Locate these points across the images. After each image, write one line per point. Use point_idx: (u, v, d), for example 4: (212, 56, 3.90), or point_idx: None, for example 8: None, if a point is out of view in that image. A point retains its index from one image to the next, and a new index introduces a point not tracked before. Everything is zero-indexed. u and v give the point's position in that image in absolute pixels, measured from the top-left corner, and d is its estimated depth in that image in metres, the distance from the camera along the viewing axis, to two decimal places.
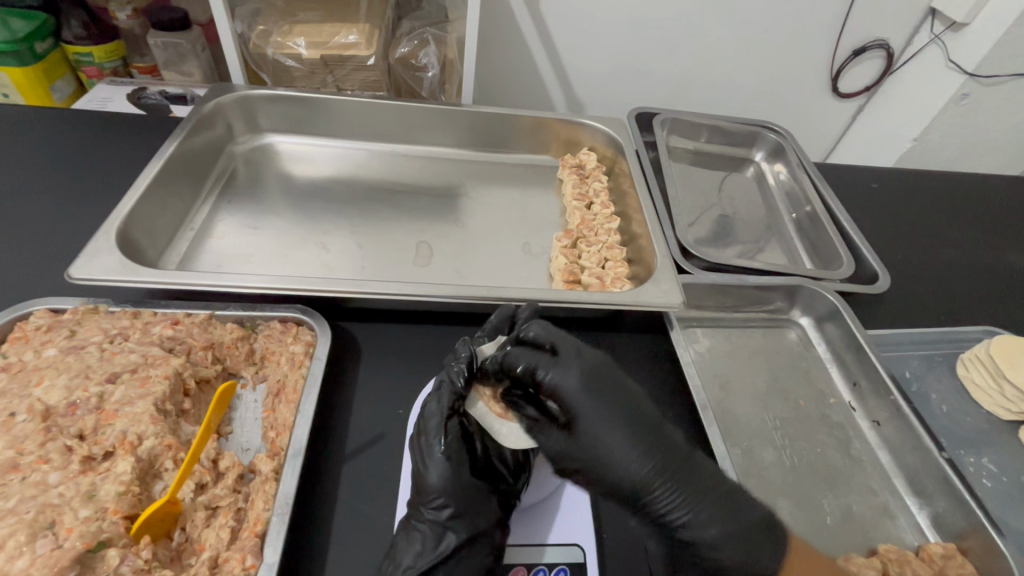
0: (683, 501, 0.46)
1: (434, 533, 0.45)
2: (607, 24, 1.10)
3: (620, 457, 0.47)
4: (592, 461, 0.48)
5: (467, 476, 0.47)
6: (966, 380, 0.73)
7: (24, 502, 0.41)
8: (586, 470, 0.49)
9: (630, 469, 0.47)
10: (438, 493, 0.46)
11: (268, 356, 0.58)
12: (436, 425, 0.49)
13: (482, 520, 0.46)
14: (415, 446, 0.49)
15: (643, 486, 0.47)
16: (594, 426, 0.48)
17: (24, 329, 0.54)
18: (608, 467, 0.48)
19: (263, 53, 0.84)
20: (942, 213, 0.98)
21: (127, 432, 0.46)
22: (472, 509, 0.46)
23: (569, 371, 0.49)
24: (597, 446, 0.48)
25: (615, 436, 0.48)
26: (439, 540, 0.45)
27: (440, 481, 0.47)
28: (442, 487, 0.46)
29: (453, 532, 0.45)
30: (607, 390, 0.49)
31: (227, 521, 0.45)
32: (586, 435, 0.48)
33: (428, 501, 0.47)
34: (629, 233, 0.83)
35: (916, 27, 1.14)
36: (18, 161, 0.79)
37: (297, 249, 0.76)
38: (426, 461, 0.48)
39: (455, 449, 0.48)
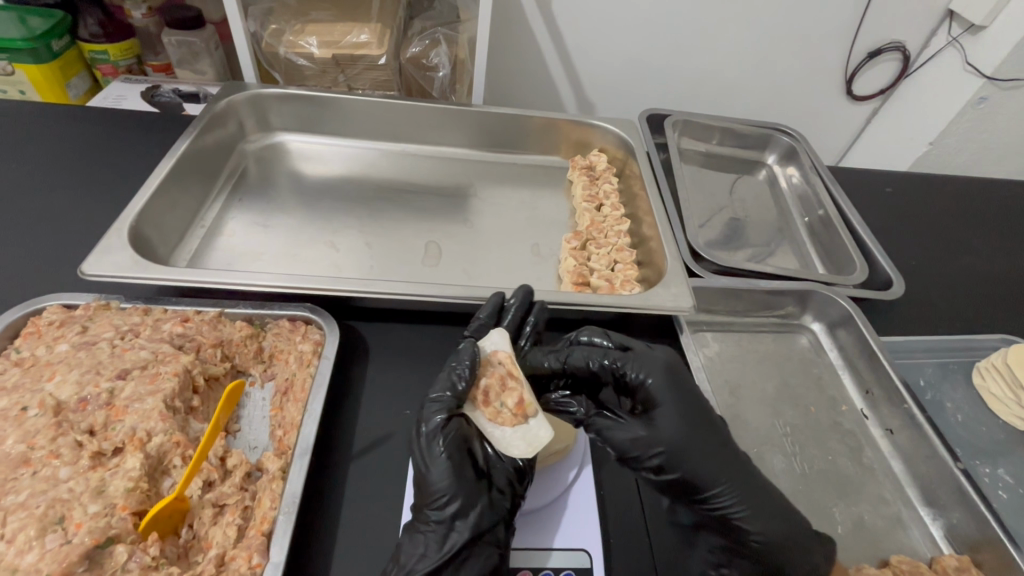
0: (741, 479, 0.49)
1: (439, 533, 0.45)
2: (619, 25, 1.10)
3: (696, 436, 0.50)
4: (674, 445, 0.49)
5: (469, 476, 0.48)
6: (982, 389, 0.71)
7: (34, 496, 0.41)
8: (669, 454, 0.49)
9: (699, 478, 0.48)
10: (442, 491, 0.46)
11: (276, 354, 0.58)
12: (435, 424, 0.49)
13: (485, 518, 0.46)
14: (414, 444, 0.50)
15: (712, 468, 0.49)
16: (674, 408, 0.51)
17: (37, 324, 0.54)
18: (688, 454, 0.49)
19: (275, 52, 0.84)
20: (959, 218, 0.97)
21: (137, 428, 0.46)
22: (475, 507, 0.46)
23: (651, 365, 0.53)
24: (677, 431, 0.50)
25: (684, 445, 0.49)
26: (445, 540, 0.45)
27: (444, 481, 0.47)
28: (445, 485, 0.46)
29: (458, 531, 0.45)
30: (674, 399, 0.51)
31: (234, 519, 0.45)
32: (667, 418, 0.50)
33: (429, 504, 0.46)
34: (639, 235, 0.82)
35: (933, 29, 1.13)
36: (34, 157, 0.80)
37: (307, 247, 0.77)
38: (425, 462, 0.48)
39: (453, 449, 0.48)
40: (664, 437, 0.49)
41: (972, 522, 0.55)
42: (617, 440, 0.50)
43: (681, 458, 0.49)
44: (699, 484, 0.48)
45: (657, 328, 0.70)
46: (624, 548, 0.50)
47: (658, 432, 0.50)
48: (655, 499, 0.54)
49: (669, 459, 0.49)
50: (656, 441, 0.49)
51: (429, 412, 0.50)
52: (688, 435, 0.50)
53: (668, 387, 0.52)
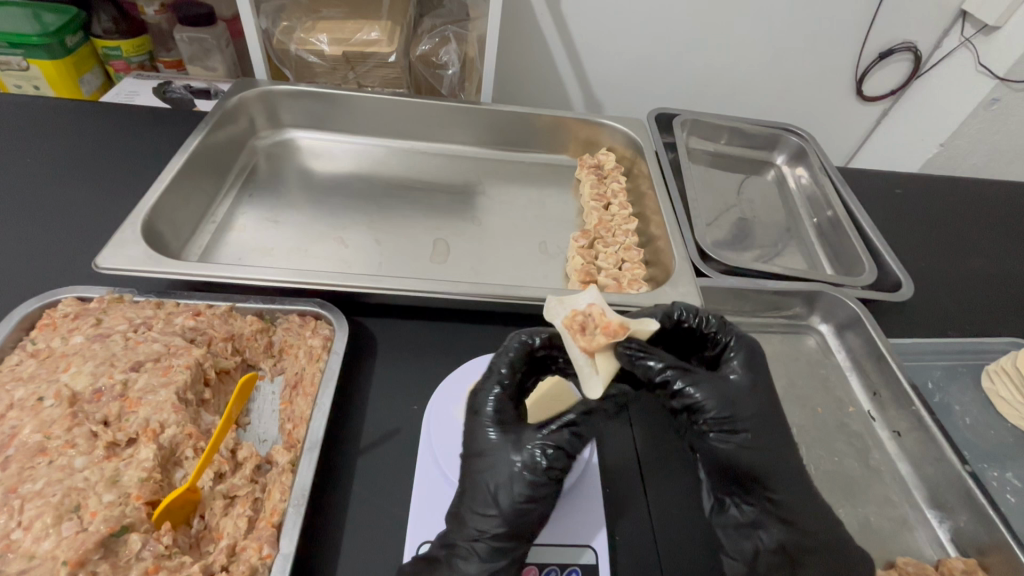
0: (798, 473, 0.49)
1: (477, 535, 0.45)
2: (629, 24, 1.09)
3: (772, 420, 0.50)
4: (754, 418, 0.49)
5: (508, 481, 0.47)
6: (991, 393, 0.71)
7: (51, 485, 0.42)
8: (743, 426, 0.48)
9: (772, 458, 0.48)
10: (482, 494, 0.47)
11: (286, 349, 0.58)
12: (478, 424, 0.50)
13: (519, 522, 0.46)
14: (504, 465, 0.47)
15: (777, 453, 0.49)
16: (756, 386, 0.51)
17: (52, 316, 0.55)
18: (761, 433, 0.48)
19: (286, 49, 0.86)
20: (969, 221, 0.96)
21: (150, 419, 0.47)
22: (510, 512, 0.46)
23: (745, 341, 0.54)
24: (759, 406, 0.50)
25: (765, 421, 0.49)
26: (482, 542, 0.45)
27: (488, 483, 0.47)
28: (487, 489, 0.47)
29: (493, 534, 0.45)
30: (761, 380, 0.52)
31: (244, 510, 0.45)
32: (749, 391, 0.51)
33: (492, 527, 0.45)
34: (647, 234, 0.82)
35: (945, 30, 1.12)
36: (48, 152, 0.81)
37: (316, 243, 0.77)
38: (512, 489, 0.46)
39: (550, 491, 0.47)
40: (749, 409, 0.49)
41: (980, 524, 0.55)
42: (701, 397, 0.48)
43: (754, 434, 0.48)
44: (763, 468, 0.48)
45: None
46: (630, 546, 0.51)
47: (743, 403, 0.49)
48: (660, 498, 0.54)
49: (749, 432, 0.48)
50: (738, 408, 0.49)
51: (552, 442, 0.47)
52: (768, 414, 0.50)
53: (759, 372, 0.53)
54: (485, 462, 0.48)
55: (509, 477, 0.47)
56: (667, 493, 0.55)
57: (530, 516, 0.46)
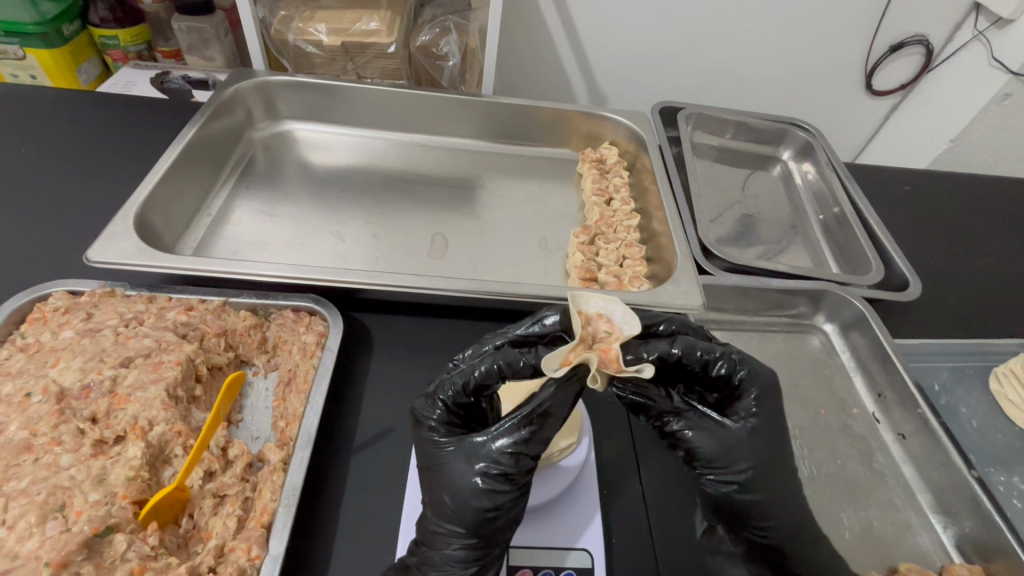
0: (800, 509, 0.48)
1: (448, 549, 0.43)
2: (634, 15, 1.07)
3: (777, 461, 0.47)
4: (757, 467, 0.46)
5: (463, 493, 0.42)
6: (999, 395, 0.70)
7: (36, 483, 0.41)
8: (740, 473, 0.46)
9: (769, 502, 0.47)
10: (444, 506, 0.43)
11: (280, 345, 0.57)
12: (428, 436, 0.46)
13: (484, 530, 0.43)
14: (458, 475, 0.43)
15: (775, 499, 0.47)
16: (764, 427, 0.47)
17: (42, 310, 0.54)
18: (760, 479, 0.46)
19: (283, 39, 0.83)
20: (980, 219, 0.94)
21: (138, 417, 0.46)
22: (470, 522, 0.42)
23: (764, 379, 0.48)
24: (764, 451, 0.46)
25: (767, 467, 0.46)
26: (455, 555, 0.43)
27: (446, 496, 0.43)
28: (447, 501, 0.43)
29: (462, 545, 0.43)
30: (772, 423, 0.48)
31: (234, 510, 0.45)
32: (756, 438, 0.47)
33: (453, 537, 0.43)
34: (649, 231, 0.81)
35: (958, 22, 1.09)
36: (42, 142, 0.80)
37: (313, 238, 0.76)
38: (469, 501, 0.42)
39: (517, 496, 0.43)
40: (751, 456, 0.46)
41: (986, 531, 0.54)
42: (695, 446, 0.46)
43: (754, 480, 0.46)
44: (759, 509, 0.47)
45: None
46: (626, 551, 0.50)
47: (746, 450, 0.46)
48: (658, 503, 0.54)
49: (750, 479, 0.46)
50: (740, 456, 0.46)
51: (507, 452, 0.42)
52: (772, 459, 0.47)
53: (774, 408, 0.48)
54: (436, 474, 0.44)
55: (465, 489, 0.42)
56: (666, 498, 0.54)
57: (494, 523, 0.42)
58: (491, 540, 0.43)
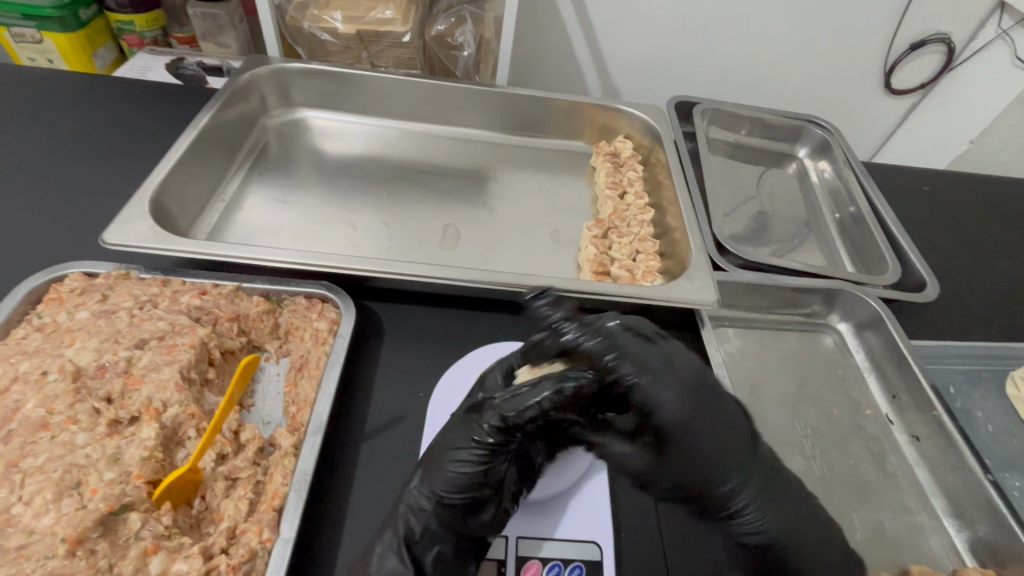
0: (769, 500, 0.46)
1: (418, 500, 0.46)
2: (652, 8, 1.06)
3: (731, 456, 0.45)
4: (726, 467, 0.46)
5: (442, 448, 0.48)
6: (1016, 400, 0.69)
7: (51, 460, 0.41)
8: (689, 474, 0.45)
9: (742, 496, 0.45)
10: (425, 464, 0.48)
11: (292, 331, 0.58)
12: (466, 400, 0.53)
13: (443, 492, 0.46)
14: (450, 446, 0.47)
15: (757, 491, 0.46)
16: (701, 415, 0.45)
17: (59, 290, 0.54)
18: (715, 474, 0.45)
19: (299, 26, 0.83)
20: (1000, 221, 0.93)
21: (153, 398, 0.47)
22: (435, 479, 0.46)
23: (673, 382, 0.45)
24: (714, 444, 0.45)
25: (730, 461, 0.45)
26: (427, 507, 0.46)
27: (432, 452, 0.48)
28: (429, 457, 0.48)
29: (428, 498, 0.46)
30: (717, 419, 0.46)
31: (246, 493, 0.45)
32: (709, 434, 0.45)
33: (419, 490, 0.46)
34: (663, 226, 0.80)
35: (981, 20, 1.07)
36: (59, 125, 0.80)
37: (325, 226, 0.76)
38: (453, 470, 0.46)
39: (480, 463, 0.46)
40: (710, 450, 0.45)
41: (1001, 536, 0.53)
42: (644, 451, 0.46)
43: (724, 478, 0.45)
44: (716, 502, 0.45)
45: (679, 321, 0.68)
46: (634, 528, 0.51)
47: (684, 436, 0.44)
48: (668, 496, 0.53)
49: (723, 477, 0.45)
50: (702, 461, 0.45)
51: (499, 419, 0.46)
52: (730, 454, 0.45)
53: (697, 400, 0.45)
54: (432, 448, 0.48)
55: (453, 458, 0.46)
56: None
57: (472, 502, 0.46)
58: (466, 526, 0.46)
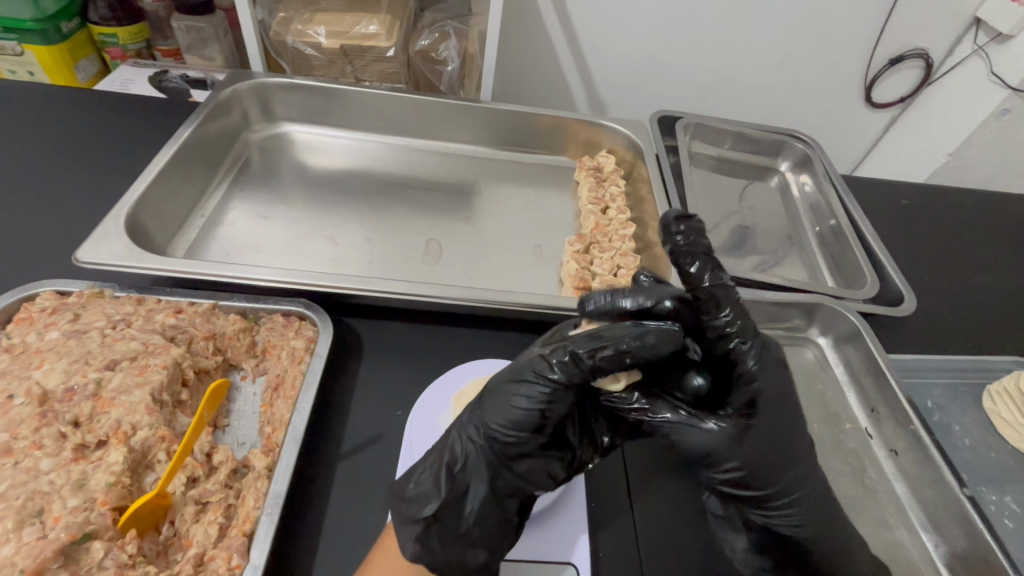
0: (819, 506, 0.49)
1: (462, 440, 0.47)
2: (635, 23, 1.07)
3: (793, 450, 0.48)
4: (796, 471, 0.48)
5: (506, 386, 0.47)
6: (993, 414, 0.70)
7: (14, 487, 0.41)
8: (757, 459, 0.47)
9: (788, 493, 0.48)
10: (479, 404, 0.48)
11: (269, 349, 0.57)
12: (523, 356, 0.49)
13: (496, 427, 0.46)
14: (513, 382, 0.47)
15: (814, 498, 0.49)
16: (778, 407, 0.48)
17: (29, 310, 0.54)
18: (779, 466, 0.48)
19: (282, 41, 0.83)
20: (978, 235, 0.94)
21: (122, 421, 0.46)
22: (489, 416, 0.46)
23: (775, 374, 0.47)
24: (784, 439, 0.48)
25: (790, 461, 0.48)
26: (466, 448, 0.46)
27: (491, 388, 0.48)
28: (486, 396, 0.48)
29: (478, 436, 0.46)
30: (784, 419, 0.48)
31: (216, 518, 0.44)
32: (779, 431, 0.48)
33: (472, 423, 0.47)
34: (644, 240, 0.80)
35: (958, 36, 1.09)
36: (38, 139, 0.80)
37: (307, 241, 0.76)
38: (514, 408, 0.46)
39: (535, 420, 0.46)
40: (771, 443, 0.48)
41: (978, 550, 0.54)
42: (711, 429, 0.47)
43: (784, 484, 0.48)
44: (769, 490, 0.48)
45: None
46: (612, 548, 0.51)
47: (765, 415, 0.47)
48: (648, 516, 0.53)
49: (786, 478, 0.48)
50: (773, 462, 0.48)
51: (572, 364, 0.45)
52: (795, 456, 0.48)
53: (779, 380, 0.48)
54: (491, 384, 0.48)
55: (515, 398, 0.46)
56: (657, 504, 0.54)
57: (521, 447, 0.46)
58: (511, 470, 0.46)
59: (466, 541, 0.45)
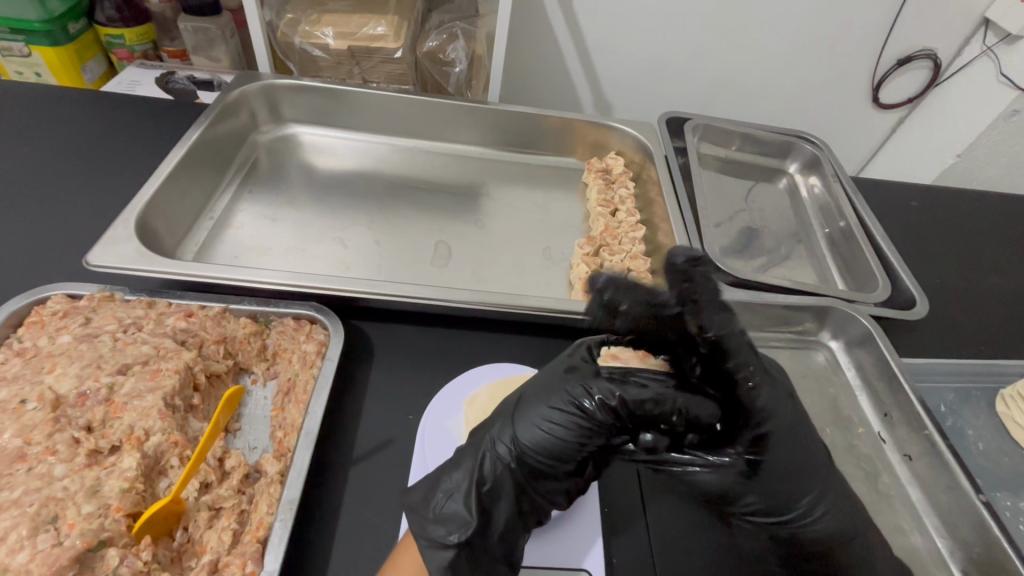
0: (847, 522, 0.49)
1: (490, 458, 0.46)
2: (643, 24, 1.07)
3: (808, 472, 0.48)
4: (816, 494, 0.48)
5: (538, 406, 0.48)
6: (1006, 418, 0.70)
7: (28, 494, 0.40)
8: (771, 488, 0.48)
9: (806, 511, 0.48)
10: (507, 423, 0.48)
11: (280, 353, 0.57)
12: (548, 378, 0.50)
13: (529, 447, 0.46)
14: (545, 406, 0.47)
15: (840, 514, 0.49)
16: (788, 438, 0.48)
17: (41, 313, 0.53)
18: (790, 492, 0.48)
19: (290, 42, 0.83)
20: (989, 237, 0.93)
21: (134, 426, 0.46)
22: (522, 436, 0.47)
23: (784, 407, 0.47)
24: (801, 462, 0.48)
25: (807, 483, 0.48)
26: (495, 466, 0.46)
27: (522, 407, 0.48)
28: (517, 414, 0.48)
29: (508, 454, 0.46)
30: (799, 446, 0.48)
31: (229, 523, 0.44)
32: (793, 458, 0.48)
33: (502, 441, 0.47)
34: (654, 242, 0.80)
35: (965, 38, 1.09)
36: (46, 141, 0.79)
37: (315, 244, 0.76)
38: (547, 429, 0.46)
39: (566, 444, 0.46)
40: (785, 470, 0.48)
41: (994, 557, 0.54)
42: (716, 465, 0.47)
43: (802, 505, 0.48)
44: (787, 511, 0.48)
45: None
46: (625, 555, 0.50)
47: (776, 450, 0.47)
48: (660, 522, 0.53)
49: (804, 502, 0.48)
50: (786, 488, 0.48)
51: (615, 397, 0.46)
52: (812, 476, 0.48)
53: (785, 413, 0.47)
54: (521, 402, 0.49)
55: (550, 421, 0.47)
56: (669, 507, 0.54)
57: (550, 472, 0.46)
58: (537, 492, 0.47)
59: (492, 559, 0.44)
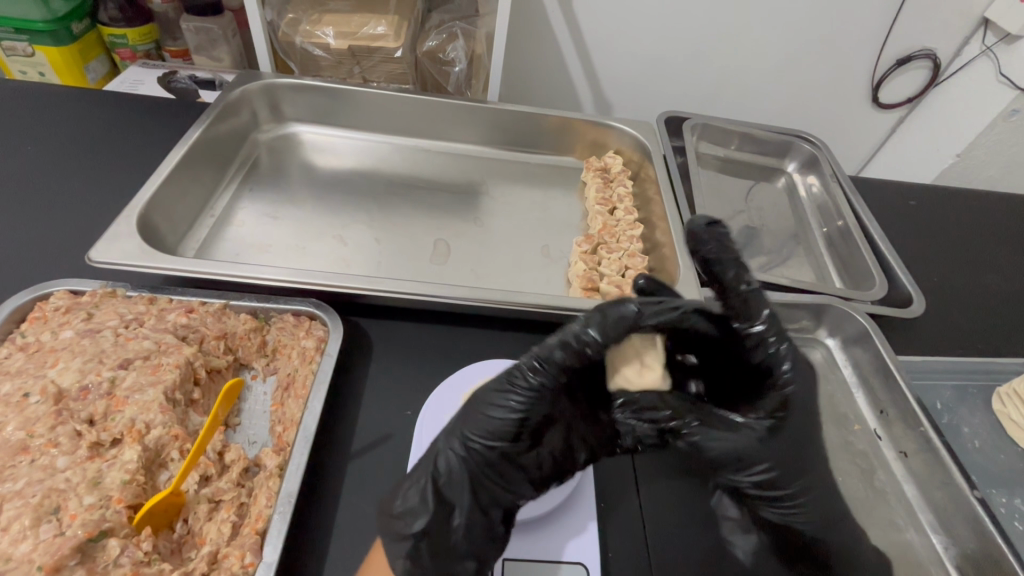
0: (830, 507, 0.50)
1: (447, 450, 0.46)
2: (642, 24, 1.07)
3: (800, 456, 0.49)
4: (812, 472, 0.50)
5: (489, 393, 0.48)
6: (1002, 415, 0.70)
7: (31, 485, 0.41)
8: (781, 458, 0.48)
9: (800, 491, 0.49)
10: (462, 414, 0.48)
11: (280, 349, 0.57)
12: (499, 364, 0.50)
13: (482, 435, 0.46)
14: (494, 393, 0.47)
15: (827, 500, 0.50)
16: (801, 412, 0.49)
17: (43, 309, 0.54)
18: (795, 468, 0.49)
19: (291, 42, 0.83)
20: (987, 236, 0.94)
21: (136, 420, 0.46)
22: (474, 426, 0.47)
23: (805, 382, 0.49)
24: (806, 437, 0.49)
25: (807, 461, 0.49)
26: (451, 459, 0.46)
27: (475, 398, 0.48)
28: (470, 405, 0.48)
29: (462, 445, 0.46)
30: (806, 421, 0.50)
31: (229, 516, 0.45)
32: (799, 436, 0.49)
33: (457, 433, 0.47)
34: (652, 241, 0.81)
35: (964, 38, 1.09)
36: (49, 139, 0.80)
37: (315, 241, 0.76)
38: (499, 414, 0.47)
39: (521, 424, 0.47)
40: (790, 446, 0.48)
41: (989, 553, 0.54)
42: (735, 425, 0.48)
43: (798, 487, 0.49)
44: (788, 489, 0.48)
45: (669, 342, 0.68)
46: (620, 551, 0.50)
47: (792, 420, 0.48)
48: (656, 519, 0.53)
49: (801, 481, 0.49)
50: (794, 464, 0.48)
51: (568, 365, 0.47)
52: (812, 456, 0.50)
53: (805, 388, 0.49)
54: (474, 394, 0.49)
55: (499, 406, 0.47)
56: (665, 506, 0.54)
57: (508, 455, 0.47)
58: (496, 478, 0.47)
59: (455, 554, 0.44)
